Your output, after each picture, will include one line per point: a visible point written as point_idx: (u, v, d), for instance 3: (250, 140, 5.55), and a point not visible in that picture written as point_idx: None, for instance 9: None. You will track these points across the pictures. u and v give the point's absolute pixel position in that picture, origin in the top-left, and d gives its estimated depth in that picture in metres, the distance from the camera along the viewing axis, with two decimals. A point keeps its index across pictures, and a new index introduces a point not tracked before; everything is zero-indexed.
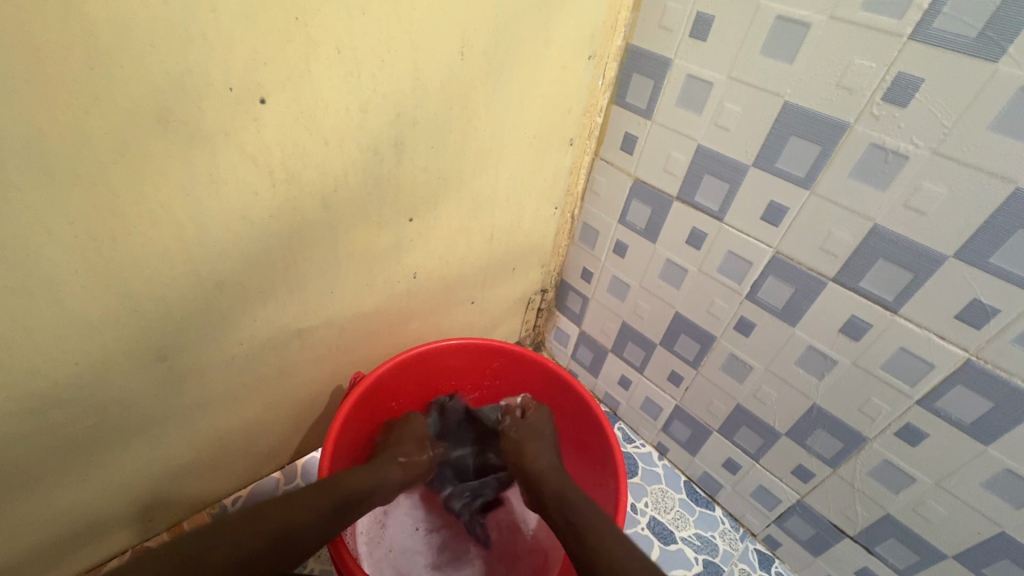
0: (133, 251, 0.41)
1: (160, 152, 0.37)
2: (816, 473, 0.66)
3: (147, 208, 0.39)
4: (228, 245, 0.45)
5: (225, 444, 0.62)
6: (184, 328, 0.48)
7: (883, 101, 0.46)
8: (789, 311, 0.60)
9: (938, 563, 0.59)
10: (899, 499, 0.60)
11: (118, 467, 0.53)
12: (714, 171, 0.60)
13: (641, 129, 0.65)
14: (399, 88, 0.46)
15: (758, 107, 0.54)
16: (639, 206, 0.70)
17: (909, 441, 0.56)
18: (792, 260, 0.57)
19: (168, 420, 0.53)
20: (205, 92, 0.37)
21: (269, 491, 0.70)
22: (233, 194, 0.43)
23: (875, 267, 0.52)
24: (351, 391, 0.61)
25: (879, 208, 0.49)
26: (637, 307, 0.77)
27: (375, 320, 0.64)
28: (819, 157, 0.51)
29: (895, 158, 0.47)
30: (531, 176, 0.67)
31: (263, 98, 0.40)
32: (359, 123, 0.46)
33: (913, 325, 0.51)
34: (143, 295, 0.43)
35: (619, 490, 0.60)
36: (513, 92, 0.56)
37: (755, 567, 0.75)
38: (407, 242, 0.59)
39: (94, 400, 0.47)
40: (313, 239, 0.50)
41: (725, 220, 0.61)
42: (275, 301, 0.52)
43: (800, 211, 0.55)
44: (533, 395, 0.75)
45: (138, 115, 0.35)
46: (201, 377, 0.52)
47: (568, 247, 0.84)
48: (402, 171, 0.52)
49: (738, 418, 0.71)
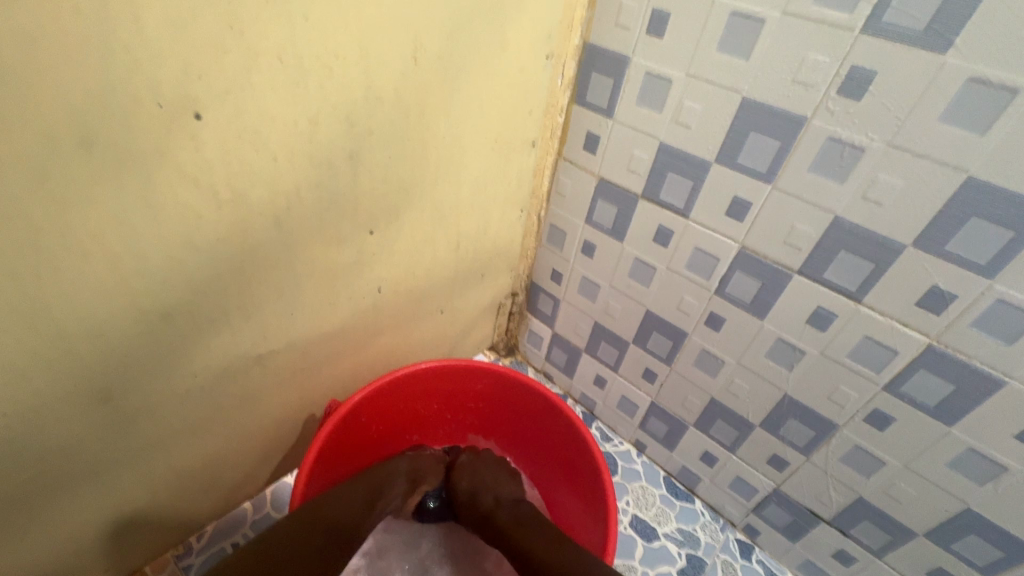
0: (61, 288, 0.37)
1: (85, 178, 0.34)
2: (790, 461, 0.67)
3: (74, 241, 0.36)
4: (172, 274, 0.42)
5: (186, 481, 0.58)
6: (129, 365, 0.44)
7: (838, 96, 0.46)
8: (757, 305, 0.60)
9: (910, 542, 0.61)
10: (870, 483, 0.61)
11: (64, 518, 0.49)
12: (678, 168, 0.59)
13: (603, 129, 0.64)
14: (350, 96, 0.44)
15: (718, 104, 0.54)
16: (605, 205, 0.69)
17: (877, 426, 0.57)
18: (758, 254, 0.58)
19: (119, 462, 0.50)
20: (132, 110, 0.34)
21: (237, 524, 0.67)
22: (173, 219, 0.40)
23: (838, 259, 0.52)
24: (324, 423, 0.58)
25: (839, 200, 0.50)
26: (608, 307, 0.77)
27: (340, 339, 0.62)
28: (779, 151, 0.51)
29: (852, 152, 0.48)
30: (494, 182, 0.66)
31: (199, 114, 0.37)
32: (309, 136, 0.43)
33: (877, 314, 0.52)
34: (78, 334, 0.40)
35: (608, 518, 0.58)
36: (471, 96, 0.54)
37: (737, 557, 0.76)
38: (369, 256, 0.57)
39: (30, 451, 0.43)
40: (266, 260, 0.48)
41: (691, 217, 0.61)
42: (230, 329, 0.49)
43: (763, 206, 0.55)
44: (522, 421, 0.72)
45: (55, 140, 0.32)
46: (153, 414, 0.49)
47: (536, 249, 0.83)
48: (359, 184, 0.50)
49: (713, 412, 0.72)
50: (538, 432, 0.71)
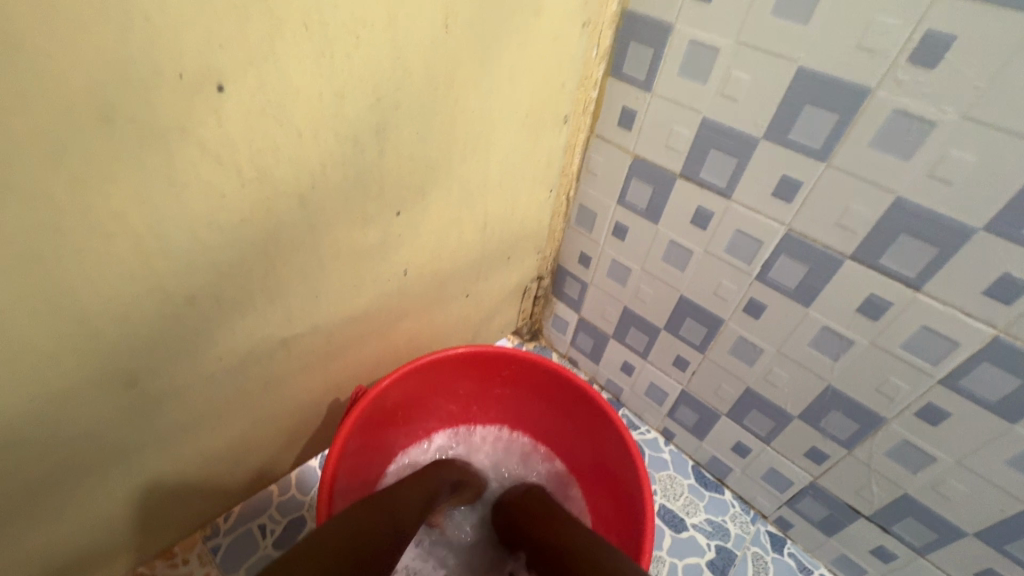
0: (85, 271, 0.36)
1: (105, 155, 0.32)
2: (830, 454, 0.64)
3: (95, 221, 0.34)
4: (196, 256, 0.41)
5: (213, 464, 0.58)
6: (154, 349, 0.43)
7: (909, 64, 0.42)
8: (803, 292, 0.57)
9: (957, 541, 0.58)
10: (917, 479, 0.58)
11: (95, 500, 0.49)
12: (721, 145, 0.56)
13: (640, 103, 0.61)
14: (378, 66, 0.41)
15: (770, 75, 0.49)
16: (639, 185, 0.66)
17: (930, 420, 0.54)
18: (806, 237, 0.54)
19: (146, 446, 0.49)
20: (152, 81, 0.32)
21: (264, 506, 0.67)
22: (196, 198, 0.38)
23: (896, 243, 0.49)
24: (353, 407, 0.57)
25: (902, 179, 0.46)
26: (639, 291, 0.74)
27: (365, 323, 0.60)
28: (837, 126, 0.47)
29: (921, 126, 0.44)
30: (523, 160, 0.63)
31: (222, 85, 0.34)
32: (336, 110, 0.41)
33: (937, 302, 0.49)
34: (102, 317, 0.39)
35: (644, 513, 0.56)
36: (503, 68, 0.51)
37: (768, 549, 0.74)
38: (395, 238, 0.55)
39: (59, 434, 0.42)
40: (291, 242, 0.46)
41: (733, 198, 0.57)
42: (255, 312, 0.48)
43: (814, 185, 0.51)
44: (554, 409, 0.71)
45: (73, 114, 0.30)
46: (179, 398, 0.48)
47: (564, 231, 0.80)
48: (386, 161, 0.48)
49: (748, 401, 0.69)
50: (572, 422, 0.69)
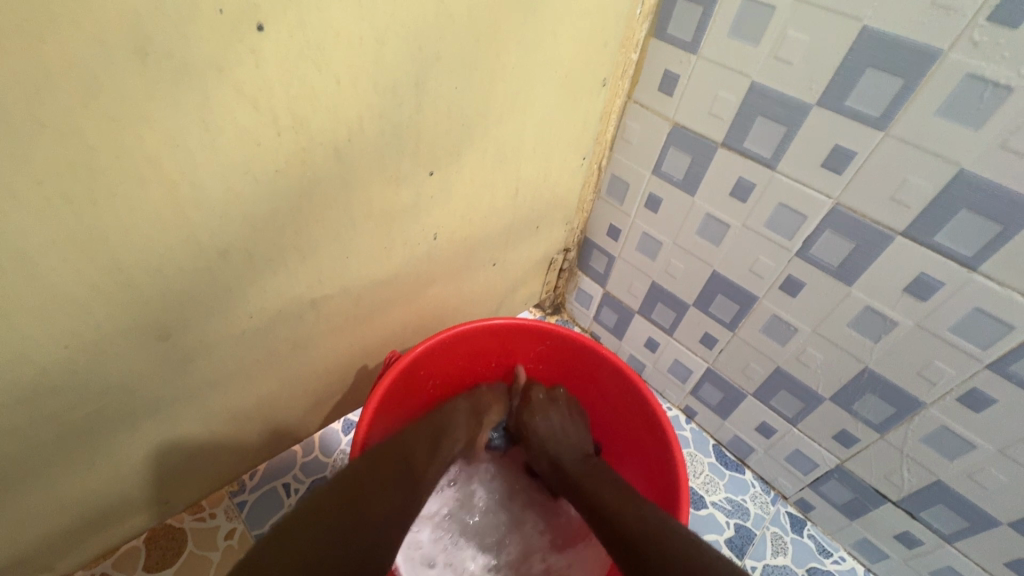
0: (119, 217, 0.35)
1: (141, 94, 0.31)
2: (860, 438, 0.62)
3: (129, 165, 0.33)
4: (230, 208, 0.40)
5: (240, 422, 0.58)
6: (186, 302, 0.43)
7: (989, 22, 0.39)
8: (846, 270, 0.55)
9: (989, 530, 0.57)
10: (952, 466, 0.56)
11: (126, 451, 0.50)
12: (770, 112, 0.53)
13: (685, 66, 0.58)
14: (420, 13, 0.39)
15: (830, 35, 0.46)
16: (676, 154, 0.63)
17: (972, 406, 0.52)
18: (855, 212, 0.51)
19: (177, 400, 0.49)
20: (190, 15, 0.30)
21: (288, 466, 0.67)
22: (232, 146, 0.37)
23: (955, 219, 0.46)
24: (386, 372, 0.57)
25: (968, 150, 0.43)
26: (670, 266, 0.72)
27: (393, 287, 0.59)
28: (901, 92, 0.44)
29: (995, 92, 0.41)
30: (559, 124, 0.60)
31: (261, 24, 0.33)
32: (375, 59, 0.39)
33: (993, 283, 0.46)
34: (136, 267, 0.38)
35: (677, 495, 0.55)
36: (546, 23, 0.48)
37: (787, 530, 0.74)
38: (428, 199, 0.53)
39: (93, 382, 0.42)
40: (325, 198, 0.45)
41: (778, 168, 0.55)
42: (286, 270, 0.47)
43: (869, 156, 0.48)
44: (584, 386, 0.70)
45: (109, 48, 0.29)
46: (210, 353, 0.48)
47: (594, 202, 0.78)
48: (423, 117, 0.46)
49: (777, 382, 0.67)
50: (602, 401, 0.69)
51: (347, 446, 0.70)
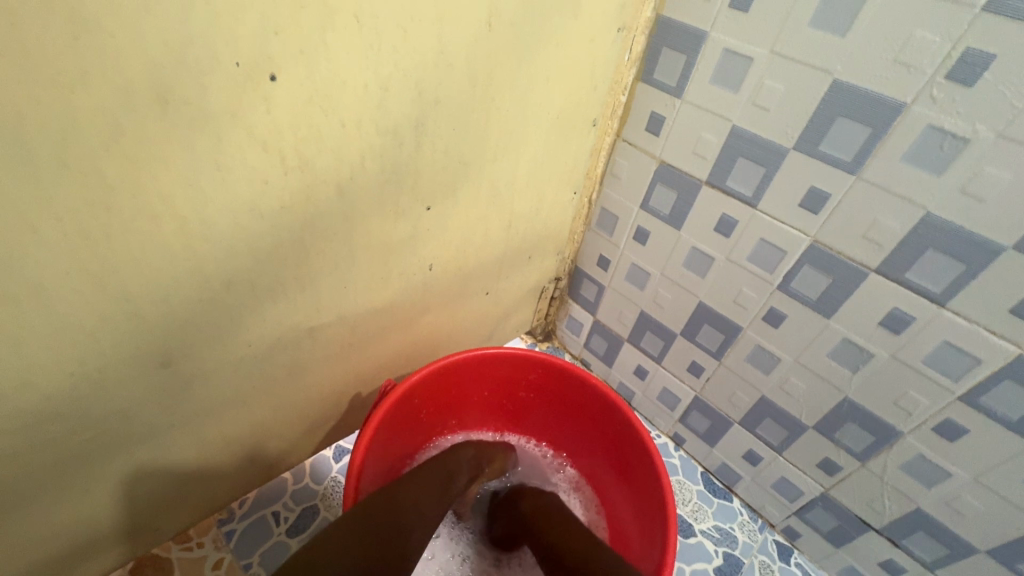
0: (130, 251, 0.36)
1: (160, 136, 0.33)
2: (843, 466, 0.64)
3: (144, 202, 0.35)
4: (235, 242, 0.41)
5: (232, 449, 0.58)
6: (188, 331, 0.44)
7: (946, 81, 0.42)
8: (825, 303, 0.57)
9: (968, 557, 0.58)
10: (931, 494, 0.58)
11: (119, 479, 0.50)
12: (750, 154, 0.56)
13: (670, 109, 0.61)
14: (422, 61, 0.42)
15: (804, 86, 0.50)
16: (663, 190, 0.66)
17: (947, 436, 0.54)
18: (831, 249, 0.54)
19: (172, 427, 0.50)
20: (209, 66, 0.32)
21: (278, 493, 0.67)
22: (241, 184, 0.38)
23: (924, 258, 0.49)
24: (381, 401, 0.58)
25: (933, 195, 0.46)
26: (658, 297, 0.74)
27: (388, 315, 0.60)
28: (869, 140, 0.48)
29: (955, 143, 0.44)
30: (551, 161, 0.63)
31: (273, 74, 0.35)
32: (378, 103, 0.42)
33: (961, 319, 0.49)
34: (142, 298, 0.39)
35: (667, 527, 0.56)
36: (539, 70, 0.51)
37: (775, 559, 0.75)
38: (424, 232, 0.55)
39: (93, 411, 0.43)
40: (326, 231, 0.46)
41: (759, 207, 0.58)
42: (286, 300, 0.48)
43: (843, 197, 0.51)
44: (575, 415, 0.71)
45: (132, 95, 0.31)
46: (208, 381, 0.49)
47: (584, 233, 0.81)
48: (422, 156, 0.48)
49: (762, 410, 0.69)
50: (594, 430, 0.70)
51: (339, 473, 0.70)
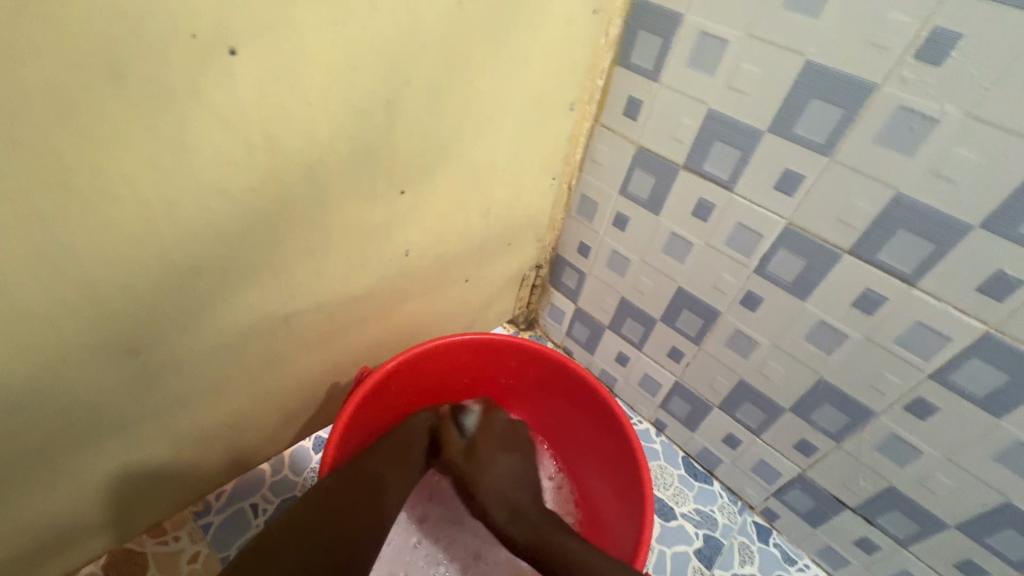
0: (89, 234, 0.35)
1: (115, 113, 0.32)
2: (820, 447, 0.65)
3: (101, 182, 0.34)
4: (201, 225, 0.40)
5: (207, 440, 0.57)
6: (154, 319, 0.42)
7: (916, 61, 0.43)
8: (801, 286, 0.58)
9: (939, 533, 0.60)
10: (903, 472, 0.59)
11: (87, 472, 0.49)
12: (727, 137, 0.56)
13: (648, 93, 0.61)
14: (392, 40, 0.41)
15: (779, 67, 0.50)
16: (642, 175, 0.66)
17: (919, 414, 0.55)
18: (806, 232, 0.55)
19: (142, 418, 0.48)
20: (165, 39, 0.31)
21: (256, 485, 0.66)
22: (204, 164, 0.37)
23: (896, 238, 0.49)
24: (357, 388, 0.57)
25: (904, 175, 0.47)
26: (638, 282, 0.74)
27: (366, 303, 0.60)
28: (843, 121, 0.48)
29: (925, 123, 0.44)
30: (529, 146, 0.63)
31: (235, 49, 0.34)
32: (348, 82, 0.41)
33: (932, 298, 0.50)
34: (104, 283, 0.38)
35: (643, 511, 0.56)
36: (514, 51, 0.51)
37: (754, 540, 0.76)
38: (400, 217, 0.55)
39: (55, 401, 0.41)
40: (297, 215, 0.45)
41: (736, 190, 0.58)
42: (257, 286, 0.47)
43: (818, 179, 0.52)
44: (555, 401, 0.71)
45: (83, 69, 0.29)
46: (178, 371, 0.47)
47: (565, 220, 0.80)
48: (395, 138, 0.47)
49: (741, 394, 0.70)
50: (573, 415, 0.70)
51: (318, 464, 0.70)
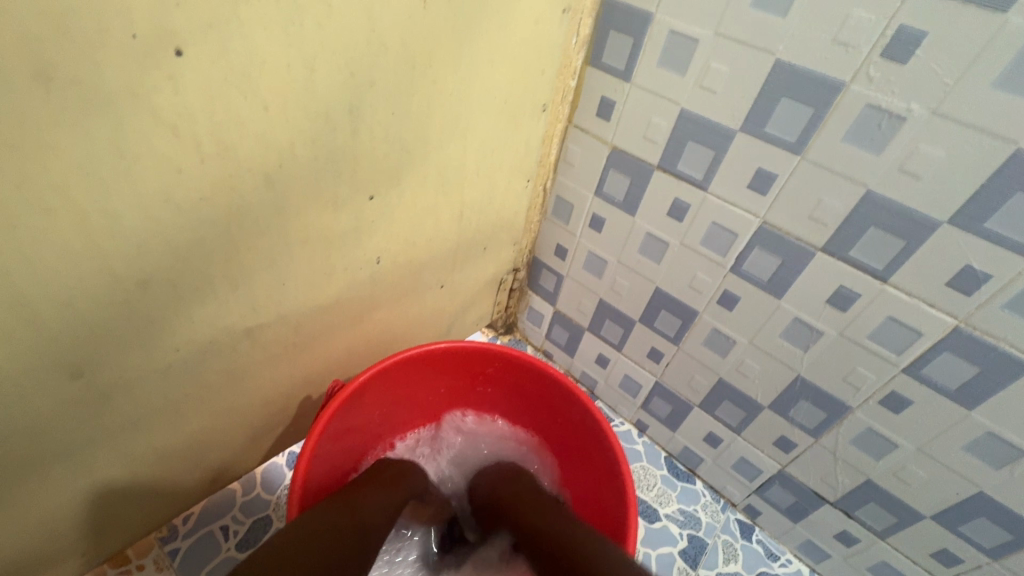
0: (21, 249, 0.33)
1: (45, 119, 0.29)
2: (798, 443, 0.65)
3: (32, 193, 0.31)
4: (150, 237, 0.38)
5: (168, 461, 0.54)
6: (103, 337, 0.40)
7: (881, 59, 0.43)
8: (775, 284, 0.58)
9: (916, 524, 0.60)
10: (880, 465, 0.60)
11: (34, 501, 0.46)
12: (699, 137, 0.56)
13: (619, 94, 0.61)
14: (352, 40, 0.39)
15: (748, 66, 0.50)
16: (617, 176, 0.66)
17: (893, 408, 0.56)
18: (780, 230, 0.55)
19: (93, 442, 0.46)
20: (98, 40, 0.29)
21: (225, 504, 0.64)
22: (150, 173, 0.35)
23: (866, 235, 0.50)
24: (329, 402, 0.55)
25: (873, 171, 0.47)
26: (615, 284, 0.74)
27: (335, 313, 0.58)
28: (812, 120, 0.48)
29: (892, 121, 0.44)
30: (501, 149, 0.62)
31: (180, 49, 0.32)
32: (305, 85, 0.39)
33: (903, 293, 0.50)
34: (42, 301, 0.35)
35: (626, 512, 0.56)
36: (481, 52, 0.50)
37: (737, 537, 0.76)
38: (369, 224, 0.53)
39: None
40: (257, 224, 0.43)
41: (709, 189, 0.58)
42: (216, 299, 0.45)
43: (789, 177, 0.52)
44: (531, 404, 0.70)
45: (4, 72, 0.27)
46: (132, 390, 0.45)
47: (540, 223, 0.79)
48: (360, 142, 0.46)
49: (720, 392, 0.70)
50: (549, 418, 0.69)
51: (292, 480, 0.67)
